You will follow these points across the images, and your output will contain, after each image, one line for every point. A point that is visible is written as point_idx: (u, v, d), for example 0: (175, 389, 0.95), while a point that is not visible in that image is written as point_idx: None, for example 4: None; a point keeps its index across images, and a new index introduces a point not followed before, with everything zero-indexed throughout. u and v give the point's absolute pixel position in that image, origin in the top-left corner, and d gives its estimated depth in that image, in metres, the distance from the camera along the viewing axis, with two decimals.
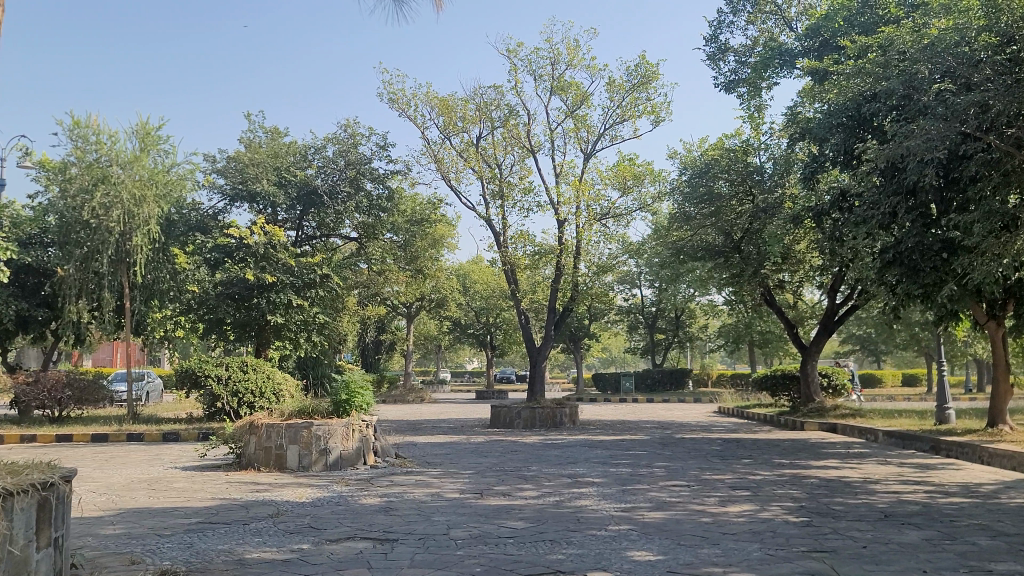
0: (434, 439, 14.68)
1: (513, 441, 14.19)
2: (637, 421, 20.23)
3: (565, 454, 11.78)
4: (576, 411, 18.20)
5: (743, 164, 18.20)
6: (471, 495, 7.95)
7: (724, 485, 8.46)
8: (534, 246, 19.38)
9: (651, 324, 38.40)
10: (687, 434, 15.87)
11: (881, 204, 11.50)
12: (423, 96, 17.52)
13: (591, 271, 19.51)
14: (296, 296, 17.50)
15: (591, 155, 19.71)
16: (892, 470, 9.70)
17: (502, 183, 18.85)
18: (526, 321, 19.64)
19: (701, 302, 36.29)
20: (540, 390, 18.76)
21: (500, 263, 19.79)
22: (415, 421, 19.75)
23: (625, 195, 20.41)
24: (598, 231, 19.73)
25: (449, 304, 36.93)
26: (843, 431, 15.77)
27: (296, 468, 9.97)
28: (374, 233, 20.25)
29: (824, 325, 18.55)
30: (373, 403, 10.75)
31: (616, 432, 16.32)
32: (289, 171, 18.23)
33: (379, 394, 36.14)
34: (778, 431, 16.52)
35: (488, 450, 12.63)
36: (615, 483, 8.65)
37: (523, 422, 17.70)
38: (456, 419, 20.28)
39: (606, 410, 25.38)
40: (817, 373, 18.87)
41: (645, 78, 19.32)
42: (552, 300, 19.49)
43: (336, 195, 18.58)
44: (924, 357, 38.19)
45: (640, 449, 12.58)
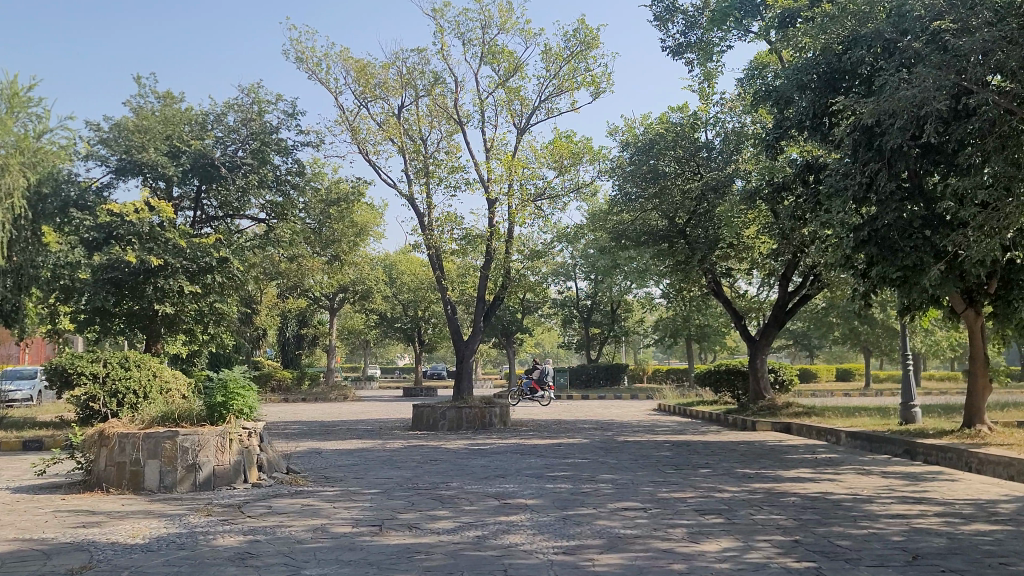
0: (344, 445, 12.75)
1: (432, 447, 12.37)
2: (574, 421, 18.59)
3: (493, 465, 10.01)
4: (506, 412, 16.49)
5: (690, 140, 16.69)
6: (368, 527, 6.11)
7: (688, 509, 6.79)
8: (462, 231, 17.49)
9: (586, 318, 36.93)
10: (630, 436, 14.26)
11: (858, 172, 10.08)
12: (336, 56, 15.51)
13: (524, 260, 17.74)
14: (188, 282, 15.51)
15: (525, 130, 17.97)
16: (880, 484, 8.18)
17: (427, 159, 16.94)
18: (454, 312, 17.78)
19: (639, 295, 34.97)
20: (467, 388, 16.96)
21: (424, 249, 17.87)
22: (329, 424, 17.76)
23: (562, 176, 18.72)
24: (532, 213, 18.01)
25: (375, 296, 34.84)
26: (801, 432, 14.38)
27: (155, 489, 7.98)
28: (285, 213, 18.18)
29: (774, 316, 17.21)
30: (258, 406, 8.74)
31: (551, 435, 14.63)
32: (185, 136, 15.98)
33: (298, 393, 33.83)
34: (729, 432, 15.06)
35: (403, 460, 10.76)
36: (553, 506, 6.91)
37: (448, 425, 15.91)
38: (377, 421, 18.37)
39: (540, 409, 23.72)
40: (767, 369, 17.47)
41: (585, 45, 17.64)
42: (481, 291, 17.65)
43: (240, 168, 16.43)
44: (861, 351, 37.57)
45: (580, 457, 10.87)
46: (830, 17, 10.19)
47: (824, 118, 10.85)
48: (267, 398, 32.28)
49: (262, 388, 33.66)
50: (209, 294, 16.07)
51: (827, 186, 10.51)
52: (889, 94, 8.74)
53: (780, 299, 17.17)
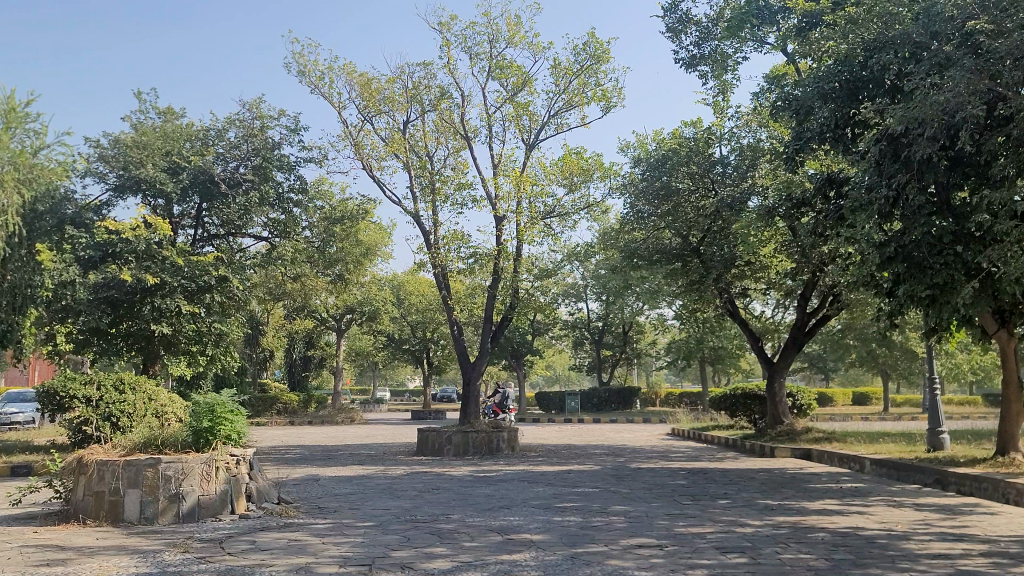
0: (343, 472, 12.19)
1: (435, 475, 11.81)
2: (584, 446, 17.97)
3: (497, 494, 9.44)
4: (514, 437, 15.92)
5: (704, 155, 16.18)
6: (357, 567, 5.57)
7: (708, 547, 6.22)
8: (469, 250, 16.97)
9: (597, 340, 36.33)
10: (643, 463, 13.66)
11: (884, 184, 9.56)
12: (340, 69, 15.11)
13: (534, 281, 17.20)
14: (186, 301, 15.04)
15: (533, 146, 17.52)
16: (915, 519, 7.58)
17: (434, 175, 16.48)
18: (460, 333, 17.26)
19: (651, 316, 34.38)
20: (473, 412, 16.40)
21: (430, 268, 17.38)
22: (332, 449, 17.20)
23: (572, 193, 18.23)
24: (541, 232, 17.51)
25: (382, 317, 34.34)
26: (822, 459, 13.74)
27: (136, 521, 7.44)
28: (288, 232, 17.76)
29: (792, 338, 16.60)
30: (246, 432, 8.23)
31: (560, 462, 14.04)
32: (185, 152, 15.56)
33: (305, 416, 33.28)
34: (746, 459, 14.43)
35: (403, 488, 10.20)
36: (560, 543, 6.35)
37: (454, 450, 15.35)
38: (381, 445, 17.81)
39: (550, 433, 23.11)
40: (785, 393, 16.84)
41: (595, 59, 17.21)
42: (489, 312, 17.11)
43: (241, 185, 16.01)
44: (879, 373, 36.81)
45: (590, 486, 10.29)
46: (854, 22, 9.74)
47: (847, 129, 10.35)
48: (273, 421, 31.74)
49: (268, 411, 33.13)
50: (209, 313, 15.60)
51: (851, 200, 9.97)
52: (918, 100, 8.25)
53: (798, 320, 16.59)
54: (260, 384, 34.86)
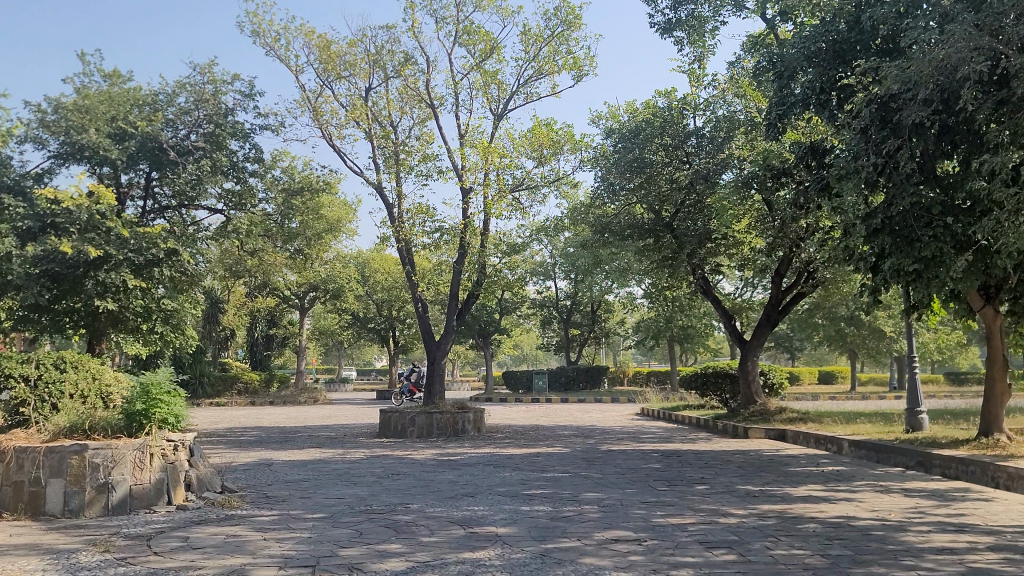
0: (298, 455, 11.51)
1: (396, 459, 11.17)
2: (553, 427, 17.41)
3: (461, 481, 8.84)
4: (481, 418, 15.32)
5: (679, 127, 15.56)
6: (298, 569, 4.91)
7: (691, 541, 5.65)
8: (434, 224, 16.24)
9: (566, 319, 35.82)
10: (614, 445, 13.13)
11: (873, 149, 9.08)
12: (298, 30, 14.28)
13: (502, 260, 16.52)
14: (133, 276, 14.04)
15: (502, 116, 16.81)
16: (907, 506, 7.09)
17: (397, 145, 15.72)
18: (425, 311, 16.58)
19: (620, 295, 33.92)
20: (438, 392, 15.77)
21: (392, 242, 16.65)
22: (290, 431, 16.48)
23: (542, 166, 17.56)
24: (509, 205, 16.82)
25: (346, 295, 33.52)
26: (799, 440, 13.31)
27: (59, 514, 6.72)
28: (243, 204, 16.93)
29: (766, 316, 16.13)
30: (183, 415, 7.59)
31: (528, 444, 13.46)
32: (132, 117, 14.63)
33: (266, 395, 32.46)
34: (720, 440, 13.97)
35: (361, 473, 9.56)
36: (529, 538, 5.75)
37: (417, 432, 14.75)
38: (342, 427, 17.11)
39: (518, 414, 22.55)
40: (759, 372, 16.39)
41: (566, 25, 16.51)
42: (454, 288, 16.40)
43: (192, 153, 15.12)
44: (847, 352, 36.68)
45: (559, 470, 9.72)
46: None
47: (833, 93, 9.82)
48: (234, 401, 30.90)
49: (227, 390, 32.25)
50: (157, 289, 14.76)
51: (836, 168, 9.47)
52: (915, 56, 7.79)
53: (773, 297, 16.12)
54: (220, 363, 33.95)
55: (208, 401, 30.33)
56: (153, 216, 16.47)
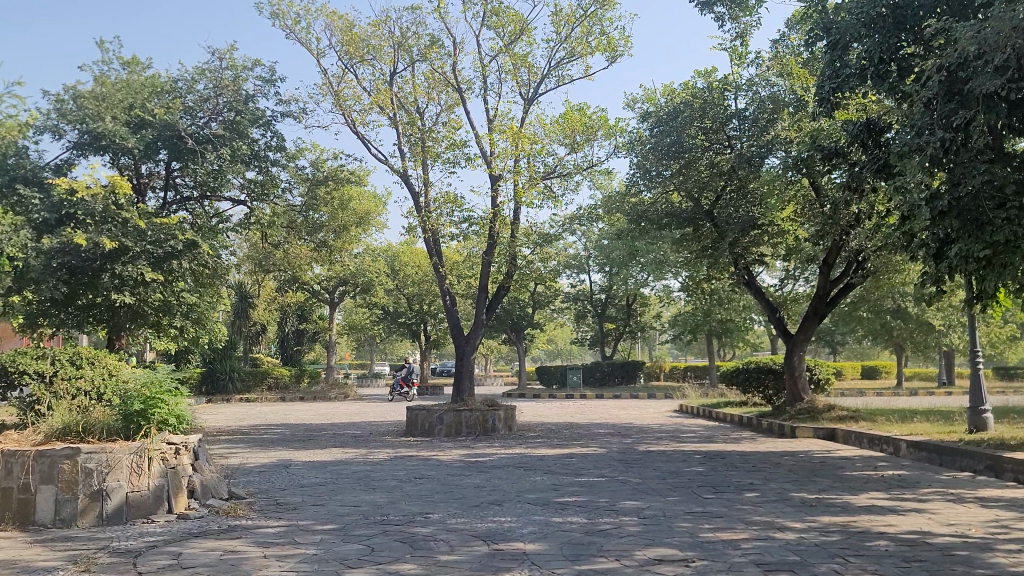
0: (319, 456, 10.95)
1: (421, 460, 10.55)
2: (587, 425, 16.70)
3: (489, 486, 8.19)
4: (511, 416, 14.68)
5: (719, 109, 14.75)
6: None
7: (746, 563, 4.94)
8: (463, 214, 15.58)
9: (600, 313, 35.05)
10: (652, 445, 12.40)
11: (940, 121, 8.31)
12: (319, 12, 13.69)
13: (534, 253, 15.79)
14: (151, 269, 13.58)
15: (532, 100, 16.11)
16: (987, 519, 6.30)
17: (423, 132, 15.08)
18: (454, 304, 15.93)
19: (656, 288, 33.10)
20: (467, 389, 15.10)
21: (420, 233, 16.03)
22: (316, 429, 15.96)
23: (575, 153, 16.84)
24: (541, 193, 16.11)
25: (377, 289, 33.04)
26: (851, 440, 12.48)
27: (49, 524, 6.15)
28: (265, 194, 16.39)
29: (813, 308, 15.29)
30: (184, 413, 7.07)
31: (561, 443, 12.78)
32: (150, 105, 14.12)
33: (296, 391, 32.13)
34: (765, 440, 13.18)
35: (382, 477, 8.94)
36: (560, 557, 5.08)
37: (446, 431, 14.14)
38: (369, 424, 16.55)
39: (551, 411, 21.85)
40: (805, 367, 15.53)
41: (600, 4, 15.75)
42: (483, 281, 15.69)
43: (210, 143, 14.52)
44: (892, 346, 35.47)
45: (595, 474, 9.03)
46: None
47: (893, 63, 9.06)
48: (264, 397, 30.60)
49: (258, 386, 31.98)
50: (176, 283, 14.32)
51: (897, 145, 8.71)
52: None
53: (819, 287, 15.26)
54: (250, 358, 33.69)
55: (238, 396, 30.09)
56: (174, 207, 16.01)
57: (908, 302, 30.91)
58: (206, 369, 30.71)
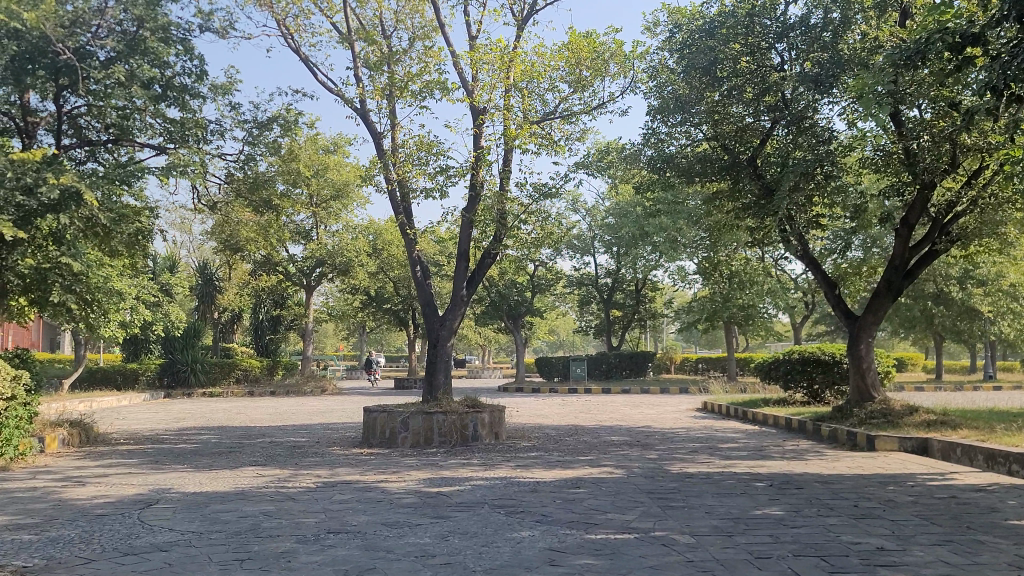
0: (212, 486, 7.60)
1: (356, 492, 7.18)
2: (597, 429, 13.28)
3: (442, 557, 4.80)
4: (498, 421, 11.33)
5: (765, 22, 11.48)
6: None
7: None
8: (438, 160, 12.21)
9: (606, 299, 31.73)
10: (687, 461, 9.03)
11: None
12: None
13: (529, 212, 12.28)
14: (14, 226, 10.20)
15: (527, 20, 12.71)
16: None
17: (388, 54, 11.75)
18: (426, 278, 12.45)
19: (669, 270, 29.76)
20: (442, 384, 11.70)
21: (385, 186, 12.59)
22: (255, 435, 12.63)
23: (581, 93, 13.40)
24: (538, 137, 12.69)
25: (357, 272, 29.70)
26: (962, 458, 9.08)
27: None
28: (188, 138, 12.95)
29: (887, 280, 11.87)
30: None
31: (563, 459, 9.40)
32: (26, 2, 10.52)
33: (267, 385, 28.90)
34: (839, 454, 9.78)
35: (274, 531, 5.58)
36: None
37: (412, 440, 10.80)
38: (324, 429, 13.18)
39: (553, 410, 18.48)
40: (875, 358, 12.11)
41: None
42: (462, 249, 12.21)
43: (102, 63, 11.08)
44: (932, 335, 31.96)
45: (615, 526, 5.65)
46: None
47: None
48: (230, 391, 27.35)
49: (225, 379, 28.79)
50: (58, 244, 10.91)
51: None
52: None
53: (895, 255, 11.82)
54: (219, 348, 30.45)
55: (200, 392, 26.88)
56: (77, 155, 12.69)
57: (952, 286, 27.55)
58: (167, 359, 27.56)
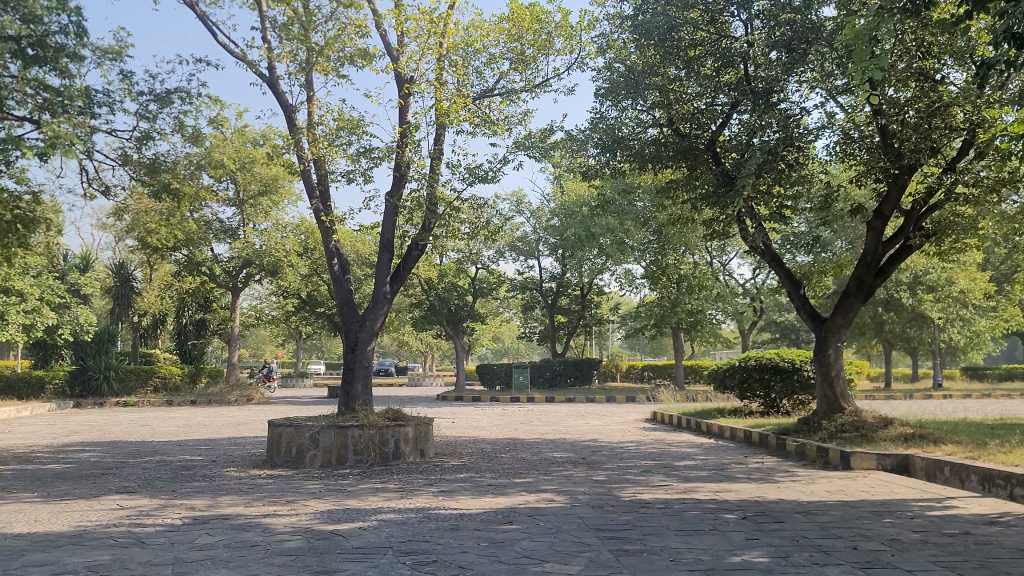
0: (48, 524, 6.00)
1: (227, 533, 5.66)
2: (537, 444, 11.89)
3: None
4: (423, 435, 9.86)
5: None
6: None
7: None
8: (360, 137, 10.73)
9: (551, 304, 30.42)
10: (640, 486, 7.68)
11: None
12: None
13: (462, 198, 10.85)
14: None
15: None
16: None
17: (302, 14, 10.24)
18: (345, 274, 10.93)
19: (615, 274, 28.57)
20: (360, 394, 10.17)
21: (300, 167, 11.05)
22: (144, 452, 10.93)
23: (523, 69, 12.04)
24: (472, 116, 11.29)
25: (286, 273, 27.93)
26: (952, 478, 7.88)
27: None
28: (68, 109, 11.19)
29: (858, 276, 10.71)
30: None
31: (496, 483, 7.97)
32: None
33: (188, 394, 26.90)
34: (812, 475, 8.53)
35: None
36: None
37: (322, 459, 9.29)
38: (229, 446, 11.55)
39: (492, 421, 17.04)
40: (844, 363, 10.94)
41: None
42: (385, 239, 10.73)
43: None
44: (881, 342, 31.31)
45: None
46: None
47: None
48: (146, 400, 25.33)
49: (142, 388, 26.77)
50: None
51: None
52: None
53: (867, 251, 10.65)
54: (136, 355, 28.32)
55: (114, 402, 24.86)
56: None
57: (903, 292, 26.83)
58: (77, 366, 25.42)
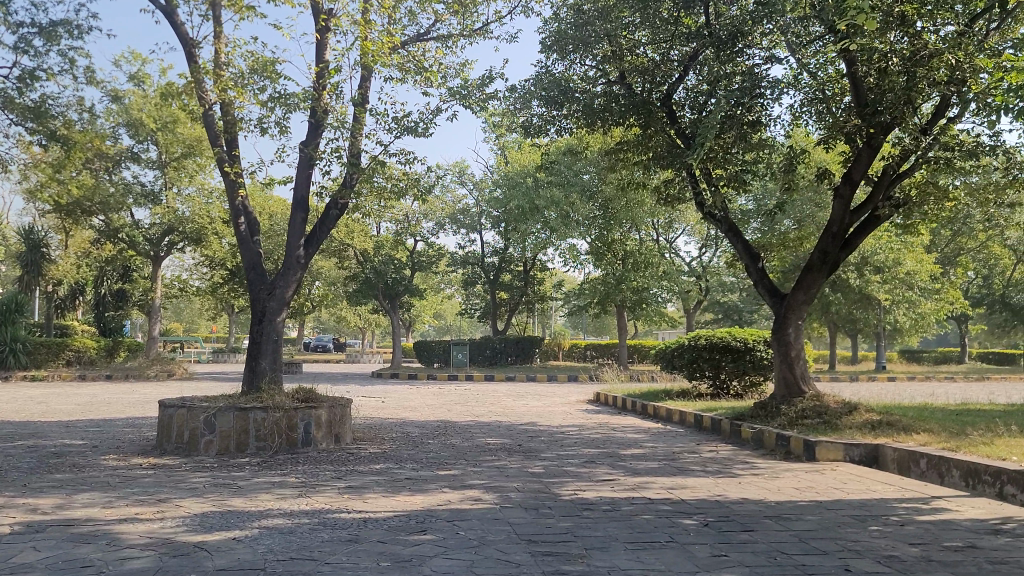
0: None
1: (58, 547, 4.44)
2: (470, 427, 10.78)
3: None
4: (339, 418, 8.69)
5: None
6: None
7: None
8: (272, 79, 9.44)
9: (493, 279, 29.30)
10: (582, 480, 6.61)
11: None
12: None
13: (388, 153, 9.64)
14: None
15: None
16: None
17: None
18: (254, 235, 9.66)
19: (560, 250, 27.58)
20: (266, 370, 8.95)
21: (204, 112, 9.71)
22: (20, 435, 9.55)
23: (461, 13, 10.81)
24: (401, 61, 10.09)
25: (211, 241, 26.31)
26: (930, 473, 6.99)
27: None
28: None
29: (822, 248, 9.80)
30: None
31: (416, 477, 6.83)
32: None
33: (104, 368, 25.18)
34: (775, 467, 7.58)
35: None
36: None
37: (219, 446, 8.05)
38: (121, 428, 10.21)
39: (426, 401, 15.89)
40: (803, 342, 10.05)
41: None
42: (298, 196, 9.47)
43: None
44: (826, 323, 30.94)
45: None
46: None
47: None
48: (56, 375, 23.56)
49: (53, 361, 24.95)
50: None
51: None
52: None
53: (833, 221, 9.74)
54: (49, 327, 26.50)
55: (20, 375, 23.05)
56: None
57: (850, 273, 26.35)
58: None
